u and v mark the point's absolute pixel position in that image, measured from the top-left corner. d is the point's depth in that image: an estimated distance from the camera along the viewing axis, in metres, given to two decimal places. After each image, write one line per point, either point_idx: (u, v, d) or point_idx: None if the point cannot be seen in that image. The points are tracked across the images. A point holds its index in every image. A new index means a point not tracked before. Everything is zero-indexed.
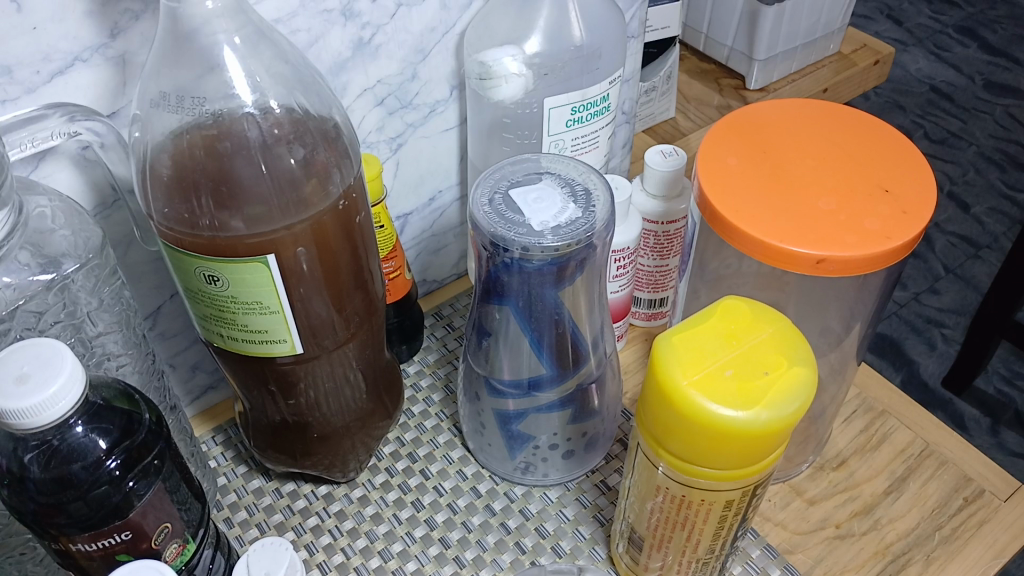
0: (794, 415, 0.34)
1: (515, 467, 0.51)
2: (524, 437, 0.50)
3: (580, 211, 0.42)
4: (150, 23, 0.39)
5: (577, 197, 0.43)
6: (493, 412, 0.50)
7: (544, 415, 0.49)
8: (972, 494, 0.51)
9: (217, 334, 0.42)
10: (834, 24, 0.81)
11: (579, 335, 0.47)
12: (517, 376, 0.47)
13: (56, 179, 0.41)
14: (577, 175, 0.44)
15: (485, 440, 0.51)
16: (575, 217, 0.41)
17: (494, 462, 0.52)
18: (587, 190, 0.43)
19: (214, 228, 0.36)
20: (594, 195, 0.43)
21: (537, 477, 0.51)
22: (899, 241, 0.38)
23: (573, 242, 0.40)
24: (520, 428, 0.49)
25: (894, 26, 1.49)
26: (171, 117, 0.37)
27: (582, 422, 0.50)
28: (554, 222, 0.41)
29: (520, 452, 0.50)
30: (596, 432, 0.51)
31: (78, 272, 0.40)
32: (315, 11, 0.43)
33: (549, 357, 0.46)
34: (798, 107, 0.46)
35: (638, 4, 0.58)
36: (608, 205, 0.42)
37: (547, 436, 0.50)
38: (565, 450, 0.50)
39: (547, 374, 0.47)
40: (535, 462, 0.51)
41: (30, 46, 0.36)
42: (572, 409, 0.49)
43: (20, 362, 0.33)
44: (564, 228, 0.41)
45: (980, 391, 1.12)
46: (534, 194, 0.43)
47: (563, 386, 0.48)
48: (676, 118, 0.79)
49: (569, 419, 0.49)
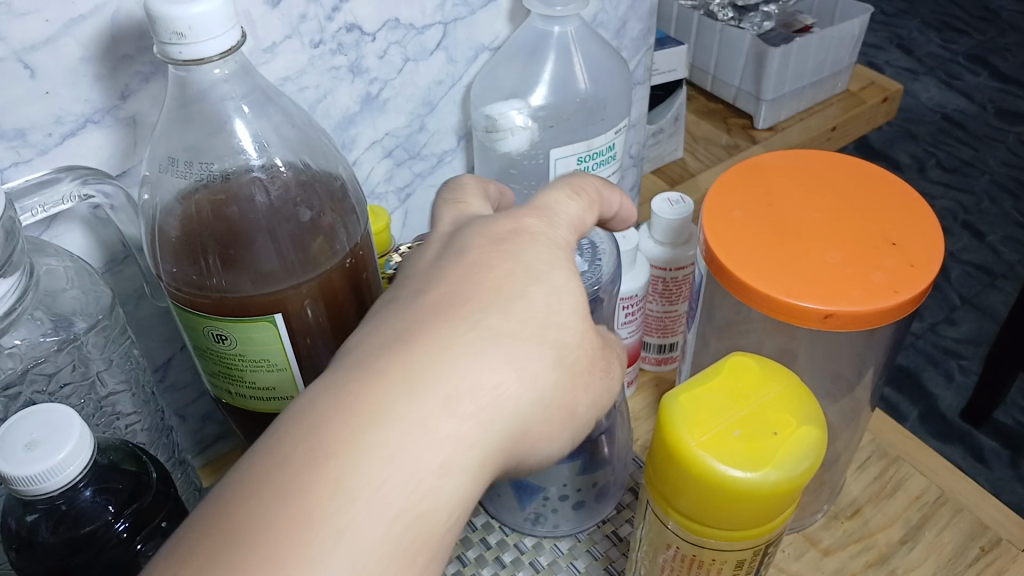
0: (804, 475, 0.34)
1: (525, 517, 0.51)
2: (533, 488, 0.50)
3: (587, 264, 0.42)
4: (160, 85, 0.39)
5: (583, 250, 0.43)
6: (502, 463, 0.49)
7: (554, 467, 0.48)
8: (988, 543, 0.51)
9: (225, 390, 0.42)
10: (841, 62, 0.82)
11: None
12: None
13: (67, 239, 0.41)
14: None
15: (495, 491, 0.51)
16: (582, 271, 0.42)
17: (503, 512, 0.52)
18: (593, 244, 0.44)
19: (222, 289, 0.37)
20: (600, 248, 0.43)
21: (548, 529, 0.51)
22: (906, 294, 0.38)
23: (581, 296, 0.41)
24: (529, 479, 0.49)
25: (904, 55, 1.49)
26: (181, 180, 0.38)
27: (591, 472, 0.50)
28: None
29: (530, 502, 0.50)
30: (606, 481, 0.51)
31: (88, 332, 0.40)
32: (324, 69, 0.44)
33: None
34: (805, 157, 0.46)
35: (642, 52, 0.59)
36: (613, 258, 0.43)
37: (556, 488, 0.50)
38: (576, 500, 0.50)
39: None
40: (545, 513, 0.51)
41: (43, 110, 0.37)
42: (581, 461, 0.49)
43: (29, 428, 0.33)
44: None
45: (999, 423, 1.10)
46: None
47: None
48: (685, 158, 0.78)
49: (578, 470, 0.49)
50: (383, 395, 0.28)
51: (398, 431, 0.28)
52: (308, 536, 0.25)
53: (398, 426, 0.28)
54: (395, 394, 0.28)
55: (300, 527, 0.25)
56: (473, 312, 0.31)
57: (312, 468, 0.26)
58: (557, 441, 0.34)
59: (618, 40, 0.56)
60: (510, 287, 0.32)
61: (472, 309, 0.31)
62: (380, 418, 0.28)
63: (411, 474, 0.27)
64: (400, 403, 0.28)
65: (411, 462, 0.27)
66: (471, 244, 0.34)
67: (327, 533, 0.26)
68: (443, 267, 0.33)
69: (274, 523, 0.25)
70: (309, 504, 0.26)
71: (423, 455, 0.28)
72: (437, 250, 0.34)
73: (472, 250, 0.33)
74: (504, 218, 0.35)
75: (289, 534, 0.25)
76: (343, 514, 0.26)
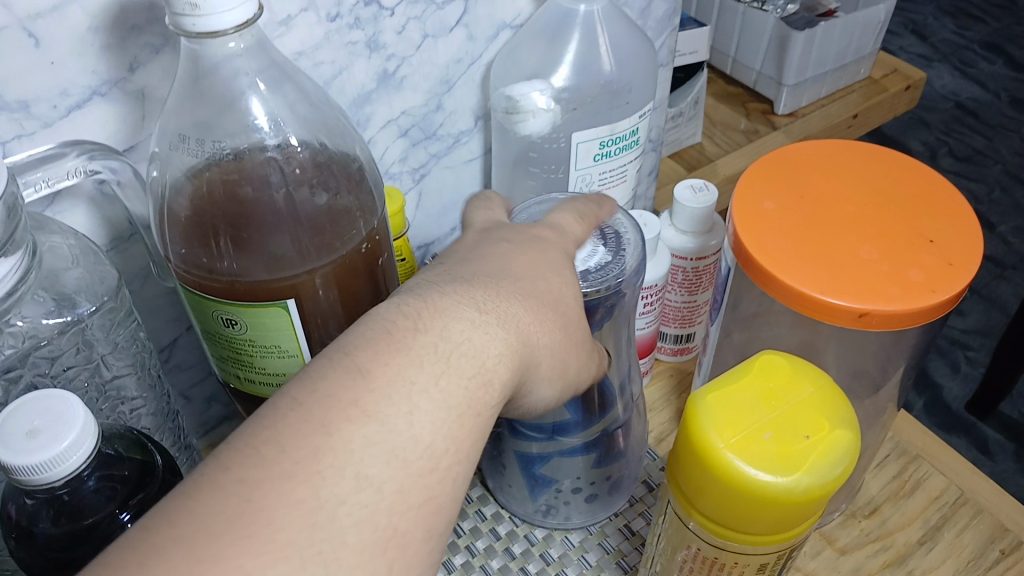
0: (836, 480, 0.32)
1: (536, 508, 0.50)
2: (546, 480, 0.48)
3: (610, 254, 0.41)
4: (171, 57, 0.38)
5: (606, 239, 0.42)
6: (515, 453, 0.48)
7: (568, 458, 0.47)
8: (1009, 546, 0.49)
9: (234, 376, 0.40)
10: (865, 49, 0.80)
11: (605, 380, 0.46)
12: (541, 421, 0.46)
13: (71, 216, 0.39)
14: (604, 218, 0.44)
15: (506, 481, 0.50)
16: (604, 262, 0.40)
17: (514, 503, 0.50)
18: (617, 233, 0.42)
19: (233, 273, 0.35)
20: (624, 237, 0.42)
21: (559, 520, 0.50)
22: (943, 294, 0.36)
23: (603, 287, 0.39)
24: (543, 470, 0.48)
25: (919, 41, 1.45)
26: (192, 158, 0.36)
27: (606, 465, 0.48)
28: (584, 267, 0.40)
29: (542, 494, 0.49)
30: (620, 474, 0.50)
31: (93, 314, 0.39)
32: (340, 44, 0.42)
33: (574, 402, 0.45)
34: (838, 147, 0.44)
35: (667, 33, 0.57)
36: (638, 249, 0.42)
37: (570, 480, 0.48)
38: (589, 493, 0.49)
39: (572, 419, 0.46)
40: (557, 505, 0.49)
41: (49, 81, 0.35)
42: (597, 454, 0.48)
43: (30, 415, 0.31)
44: (594, 273, 0.40)
45: (1005, 415, 1.09)
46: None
47: (588, 430, 0.46)
48: (703, 142, 0.77)
49: (593, 462, 0.48)
50: (440, 308, 0.31)
51: (454, 335, 0.30)
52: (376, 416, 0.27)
53: (454, 339, 0.30)
54: (448, 311, 0.31)
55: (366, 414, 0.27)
56: (510, 272, 0.35)
57: (401, 348, 0.29)
58: (549, 393, 0.36)
59: (643, 20, 0.54)
60: (533, 270, 0.35)
61: (509, 274, 0.34)
62: (435, 331, 0.30)
63: (468, 370, 0.30)
64: (452, 317, 0.31)
65: (464, 363, 0.30)
66: (505, 235, 0.37)
67: (395, 412, 0.28)
68: (489, 239, 0.37)
69: (346, 402, 0.27)
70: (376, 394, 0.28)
71: (474, 358, 0.31)
72: (481, 236, 0.38)
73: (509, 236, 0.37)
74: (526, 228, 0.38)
75: (376, 395, 0.28)
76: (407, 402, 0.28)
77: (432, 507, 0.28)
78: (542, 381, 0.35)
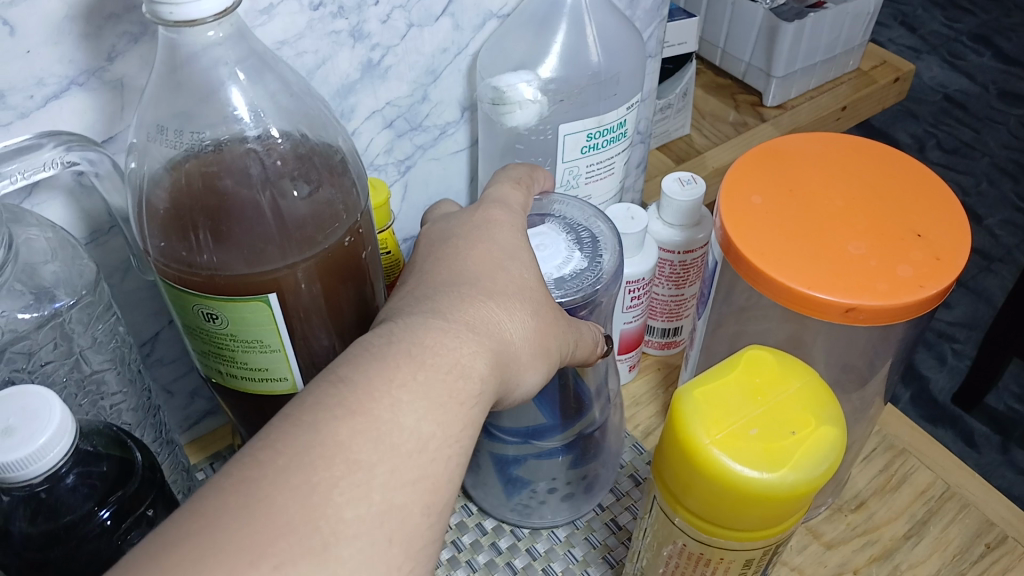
0: (822, 477, 0.32)
1: (511, 509, 0.49)
2: (522, 481, 0.48)
3: (586, 261, 0.42)
4: (149, 46, 0.37)
5: (582, 245, 0.43)
6: (491, 455, 0.48)
7: (544, 460, 0.48)
8: (994, 540, 0.49)
9: (215, 370, 0.40)
10: (854, 41, 0.80)
11: (582, 384, 0.47)
12: (517, 424, 0.46)
13: (49, 208, 0.39)
14: (583, 224, 0.44)
15: (480, 481, 0.50)
16: (581, 269, 0.41)
17: (489, 503, 0.49)
18: (593, 238, 0.43)
19: (213, 266, 0.34)
20: (600, 243, 0.43)
21: (536, 521, 0.49)
22: (931, 290, 0.36)
23: (581, 293, 0.40)
24: (519, 472, 0.48)
25: (908, 32, 1.44)
26: (171, 150, 0.35)
27: (583, 465, 0.49)
28: (559, 274, 0.41)
29: (518, 495, 0.49)
30: (596, 474, 0.50)
31: (71, 308, 0.38)
32: (323, 33, 0.41)
33: (550, 407, 0.46)
34: (827, 141, 0.44)
35: (656, 23, 0.56)
36: (615, 255, 0.42)
37: (546, 483, 0.48)
38: (565, 493, 0.49)
39: (549, 423, 0.46)
40: (533, 506, 0.49)
41: (23, 70, 0.34)
42: (572, 456, 0.48)
43: (4, 413, 0.31)
44: (570, 280, 0.40)
45: (990, 407, 1.09)
46: (537, 240, 0.42)
47: (565, 433, 0.47)
48: (691, 134, 0.76)
49: (569, 464, 0.48)
50: (409, 322, 0.31)
51: (425, 340, 0.31)
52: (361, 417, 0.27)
53: (424, 343, 0.30)
54: (415, 323, 0.31)
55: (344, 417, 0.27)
56: (471, 274, 0.35)
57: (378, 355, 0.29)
58: (537, 377, 0.36)
59: (631, 10, 0.54)
60: (491, 262, 0.36)
61: (467, 277, 0.35)
62: (403, 340, 0.30)
63: (444, 366, 0.30)
64: (422, 326, 0.31)
65: (438, 365, 0.30)
66: (454, 232, 0.38)
67: (378, 406, 0.28)
68: (470, 235, 0.37)
69: (321, 419, 0.27)
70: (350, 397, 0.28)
71: (449, 356, 0.31)
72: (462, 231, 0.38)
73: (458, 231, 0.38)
74: (472, 224, 0.38)
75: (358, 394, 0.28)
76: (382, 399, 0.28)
77: (441, 497, 0.28)
78: (528, 370, 0.35)
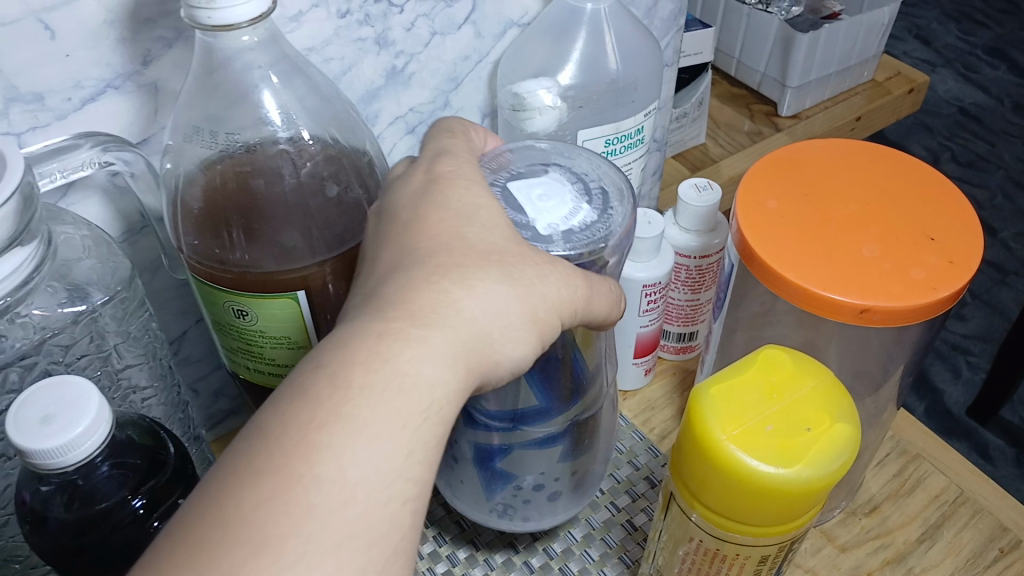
0: (837, 473, 0.33)
1: (491, 506, 0.45)
2: (506, 475, 0.43)
3: (596, 213, 0.36)
4: (182, 51, 0.38)
5: (591, 197, 0.37)
6: (471, 446, 0.42)
7: (532, 451, 0.42)
8: (1007, 545, 0.50)
9: (243, 367, 0.41)
10: (869, 51, 0.80)
11: (577, 366, 0.41)
12: (502, 409, 0.40)
13: (84, 208, 0.40)
14: (590, 172, 0.38)
15: (457, 476, 0.45)
16: (590, 221, 0.36)
17: (467, 501, 0.46)
18: (602, 189, 0.37)
19: (244, 264, 0.36)
20: (611, 195, 0.37)
21: (515, 519, 0.46)
22: (945, 292, 0.36)
23: (589, 248, 0.35)
24: (502, 465, 0.43)
25: (922, 46, 1.44)
26: (206, 150, 0.37)
27: (574, 458, 0.44)
28: (565, 226, 0.35)
29: (500, 491, 0.44)
30: (586, 468, 0.45)
31: (106, 304, 0.39)
32: (349, 40, 0.42)
33: (543, 386, 0.40)
34: (843, 147, 0.45)
35: (673, 33, 0.57)
36: (627, 206, 0.37)
37: (532, 477, 0.43)
38: (551, 490, 0.45)
39: (540, 406, 0.40)
40: (515, 504, 0.45)
41: (62, 73, 0.36)
42: (564, 447, 0.43)
43: (43, 401, 0.32)
44: (577, 233, 0.35)
45: (1005, 420, 1.09)
46: (540, 189, 0.36)
47: (556, 420, 0.41)
48: (706, 143, 0.77)
49: (559, 456, 0.43)
50: (343, 341, 0.28)
51: (355, 360, 0.28)
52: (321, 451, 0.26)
53: (366, 362, 0.28)
54: (354, 339, 0.28)
55: (289, 457, 0.25)
56: (415, 258, 0.31)
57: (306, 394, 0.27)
58: (524, 343, 0.31)
59: (649, 19, 0.55)
60: (445, 237, 0.32)
61: (418, 257, 0.31)
62: (332, 362, 0.28)
63: (378, 388, 0.27)
64: (353, 344, 0.28)
65: (373, 388, 0.27)
66: (399, 212, 0.33)
67: (303, 459, 0.26)
68: (427, 204, 0.33)
69: (244, 484, 0.25)
70: (284, 440, 0.26)
71: (383, 376, 0.28)
72: (419, 195, 0.34)
73: (394, 210, 0.33)
74: (412, 200, 0.34)
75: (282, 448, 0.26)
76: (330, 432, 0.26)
77: None
78: (502, 339, 0.31)
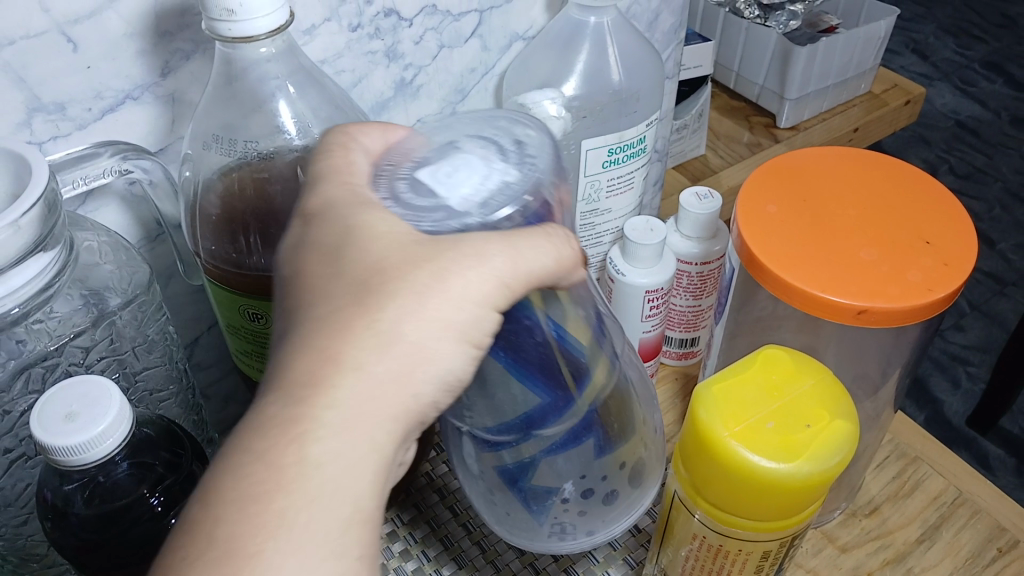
0: (836, 469, 0.34)
1: (548, 531, 0.41)
2: (543, 493, 0.39)
3: (512, 169, 0.32)
4: (200, 63, 0.40)
5: (504, 154, 0.32)
6: (495, 472, 0.39)
7: (557, 458, 0.37)
8: (1006, 545, 0.51)
9: (255, 369, 0.42)
10: (865, 64, 0.82)
11: (571, 345, 0.35)
12: (503, 421, 0.36)
13: (103, 215, 0.41)
14: (493, 129, 0.34)
15: (501, 510, 0.41)
16: (507, 180, 0.31)
17: (520, 534, 0.41)
18: (516, 144, 0.33)
19: (262, 268, 0.37)
20: (526, 147, 0.33)
21: (577, 539, 0.41)
22: (940, 293, 0.38)
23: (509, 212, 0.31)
24: (532, 484, 0.38)
25: (919, 60, 1.46)
26: (224, 158, 0.38)
27: (611, 451, 0.39)
28: (479, 195, 0.31)
29: (546, 515, 0.40)
30: (632, 457, 0.40)
31: (124, 307, 0.41)
32: (360, 52, 0.44)
33: (534, 380, 0.35)
34: (839, 153, 0.46)
35: (674, 45, 0.59)
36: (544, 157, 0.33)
37: (571, 484, 0.39)
38: (600, 495, 0.40)
39: (544, 402, 0.35)
40: (569, 522, 0.40)
41: (84, 83, 0.37)
42: (593, 439, 0.38)
43: (68, 399, 0.33)
44: (495, 200, 0.31)
45: (1004, 430, 1.10)
46: (445, 162, 0.31)
47: (566, 414, 0.36)
48: (706, 154, 0.79)
49: (592, 453, 0.38)
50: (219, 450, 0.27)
51: (231, 467, 0.26)
52: (248, 517, 0.26)
53: (242, 466, 0.26)
54: (227, 448, 0.27)
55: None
56: (298, 320, 0.30)
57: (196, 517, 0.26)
58: (446, 358, 0.29)
59: (650, 32, 0.56)
60: (332, 281, 0.30)
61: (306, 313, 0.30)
62: (211, 481, 0.27)
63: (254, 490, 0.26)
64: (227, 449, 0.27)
65: (254, 492, 0.26)
66: (303, 250, 0.32)
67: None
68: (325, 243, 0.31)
69: None
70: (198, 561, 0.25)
71: (262, 473, 0.26)
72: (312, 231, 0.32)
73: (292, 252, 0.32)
74: (312, 232, 0.32)
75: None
76: (255, 498, 0.26)
77: None
78: (411, 371, 0.28)
